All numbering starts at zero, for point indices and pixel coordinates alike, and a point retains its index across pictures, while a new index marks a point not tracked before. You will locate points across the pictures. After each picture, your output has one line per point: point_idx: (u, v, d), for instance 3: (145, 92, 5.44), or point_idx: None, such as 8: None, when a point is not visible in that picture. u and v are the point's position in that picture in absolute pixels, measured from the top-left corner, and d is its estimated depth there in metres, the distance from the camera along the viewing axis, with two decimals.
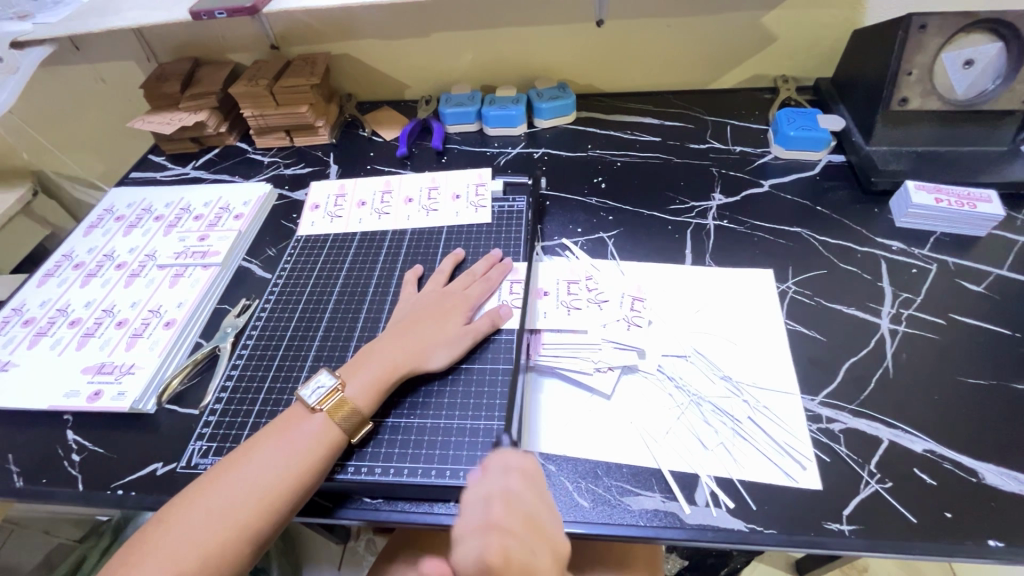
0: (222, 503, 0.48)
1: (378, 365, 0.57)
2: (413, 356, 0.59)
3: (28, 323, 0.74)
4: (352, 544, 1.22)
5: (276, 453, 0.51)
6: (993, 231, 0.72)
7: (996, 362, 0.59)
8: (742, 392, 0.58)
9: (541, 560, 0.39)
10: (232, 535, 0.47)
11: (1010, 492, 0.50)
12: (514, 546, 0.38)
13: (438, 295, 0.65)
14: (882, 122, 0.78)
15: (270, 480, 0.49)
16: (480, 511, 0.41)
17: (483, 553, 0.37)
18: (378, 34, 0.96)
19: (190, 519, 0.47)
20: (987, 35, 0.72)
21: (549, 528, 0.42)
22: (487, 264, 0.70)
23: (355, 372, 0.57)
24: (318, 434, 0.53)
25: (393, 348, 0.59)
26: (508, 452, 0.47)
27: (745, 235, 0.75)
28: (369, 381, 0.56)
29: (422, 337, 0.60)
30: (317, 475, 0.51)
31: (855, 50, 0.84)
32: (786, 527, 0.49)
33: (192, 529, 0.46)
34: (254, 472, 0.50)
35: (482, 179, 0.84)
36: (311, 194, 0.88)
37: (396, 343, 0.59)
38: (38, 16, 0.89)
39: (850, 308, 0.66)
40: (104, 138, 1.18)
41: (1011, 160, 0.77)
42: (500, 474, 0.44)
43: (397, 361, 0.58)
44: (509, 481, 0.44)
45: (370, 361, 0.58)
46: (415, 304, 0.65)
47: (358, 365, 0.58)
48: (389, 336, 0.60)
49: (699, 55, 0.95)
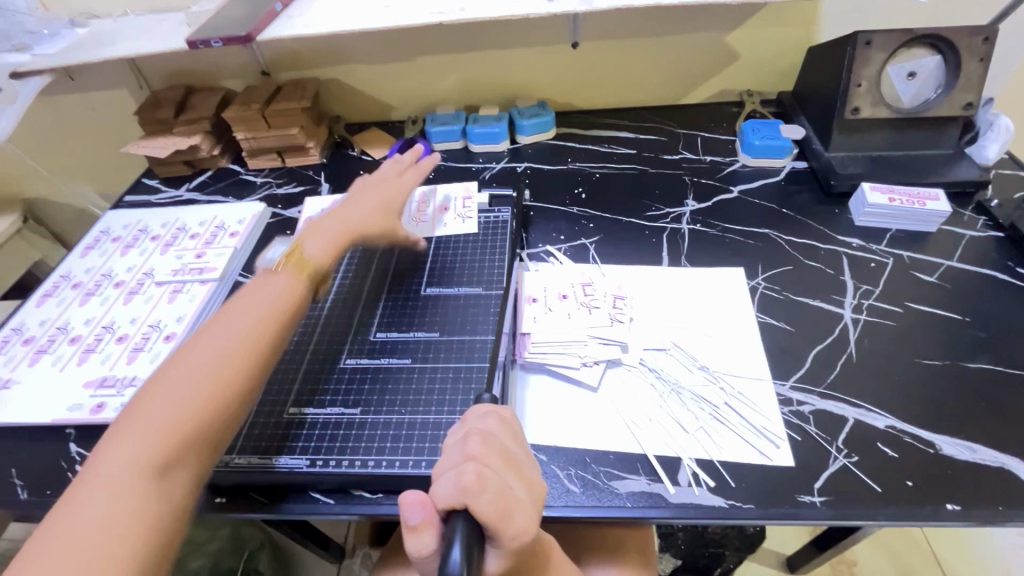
0: (178, 388, 0.48)
1: (335, 231, 0.68)
2: (368, 227, 0.71)
3: (28, 342, 0.75)
4: (348, 562, 1.20)
5: (216, 342, 0.52)
6: (943, 227, 0.78)
7: (948, 344, 0.64)
8: (718, 379, 0.63)
9: (515, 488, 0.40)
10: (206, 410, 0.48)
11: (964, 461, 0.54)
12: (488, 470, 0.39)
13: (378, 186, 0.77)
14: (839, 129, 0.84)
15: (216, 355, 0.51)
16: (460, 448, 0.42)
17: (458, 480, 0.38)
18: (366, 59, 1.01)
19: (147, 414, 0.46)
20: (925, 49, 0.79)
21: (526, 466, 0.43)
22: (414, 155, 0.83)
23: (313, 236, 0.66)
24: (265, 304, 0.57)
25: (348, 220, 0.70)
26: (486, 406, 0.49)
27: (717, 237, 0.81)
28: (326, 242, 0.66)
29: (374, 217, 0.72)
30: (274, 345, 0.55)
31: (811, 65, 0.91)
32: (762, 501, 0.53)
33: (155, 421, 0.46)
34: (211, 345, 0.52)
35: (468, 192, 0.88)
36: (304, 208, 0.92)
37: (346, 216, 0.70)
38: (35, 47, 0.92)
39: (816, 300, 0.71)
40: (96, 165, 1.20)
41: (956, 162, 0.84)
42: (477, 420, 0.47)
43: (350, 226, 0.69)
44: (486, 422, 0.46)
45: (322, 228, 0.68)
46: (362, 189, 0.76)
47: (315, 232, 0.67)
48: (343, 211, 0.71)
49: (670, 73, 1.02)
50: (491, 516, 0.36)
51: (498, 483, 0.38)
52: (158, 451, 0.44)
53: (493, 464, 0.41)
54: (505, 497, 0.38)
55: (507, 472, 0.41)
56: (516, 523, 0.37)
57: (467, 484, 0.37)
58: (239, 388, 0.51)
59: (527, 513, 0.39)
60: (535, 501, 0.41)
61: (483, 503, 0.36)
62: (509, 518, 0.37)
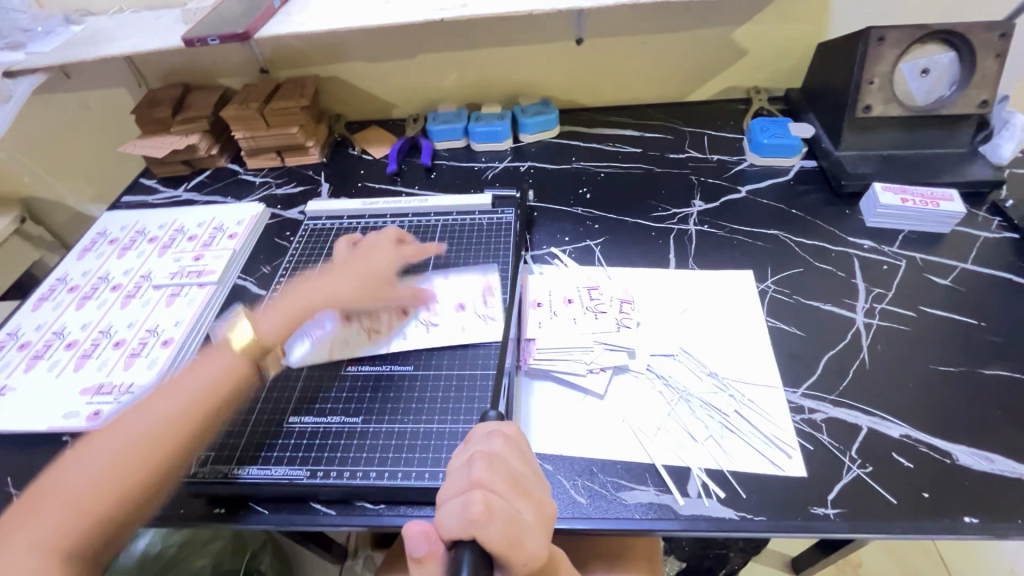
0: (102, 456, 0.50)
1: (292, 305, 0.66)
2: (326, 300, 0.66)
3: (24, 347, 0.74)
4: (350, 563, 1.20)
5: (139, 422, 0.53)
6: (957, 228, 0.77)
7: (964, 350, 0.63)
8: (728, 387, 0.61)
9: (524, 513, 0.39)
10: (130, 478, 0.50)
11: (982, 471, 0.53)
12: (495, 497, 0.38)
13: (362, 254, 0.72)
14: (849, 128, 0.82)
15: (136, 441, 0.52)
16: (464, 474, 0.41)
17: (465, 510, 0.37)
18: (365, 56, 0.99)
19: (68, 488, 0.49)
20: (940, 45, 0.77)
21: (534, 488, 0.42)
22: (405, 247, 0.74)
23: (268, 312, 0.65)
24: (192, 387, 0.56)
25: (308, 292, 0.67)
26: (492, 423, 0.48)
27: (725, 238, 0.79)
28: (281, 320, 0.64)
29: (336, 287, 0.67)
30: (201, 429, 0.55)
31: (820, 62, 0.89)
32: (774, 513, 0.51)
33: (68, 499, 0.48)
34: (139, 421, 0.53)
35: (489, 287, 0.72)
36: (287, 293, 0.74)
37: (320, 284, 0.68)
38: (30, 46, 0.90)
39: (827, 304, 0.69)
40: (92, 163, 1.18)
41: (970, 162, 0.82)
42: (483, 441, 0.45)
43: (312, 300, 0.66)
44: (491, 443, 0.45)
45: (286, 302, 0.66)
46: (345, 258, 0.72)
47: (275, 305, 0.66)
48: (308, 283, 0.68)
49: (675, 70, 1.00)
50: (501, 546, 0.36)
51: (506, 511, 0.38)
52: (69, 523, 0.47)
53: (500, 490, 0.40)
54: (513, 525, 0.37)
55: (515, 496, 0.40)
56: (527, 548, 0.37)
57: (474, 517, 0.36)
58: (155, 465, 0.51)
59: (537, 537, 0.38)
60: (545, 523, 0.40)
61: (491, 534, 0.36)
62: (518, 546, 0.36)
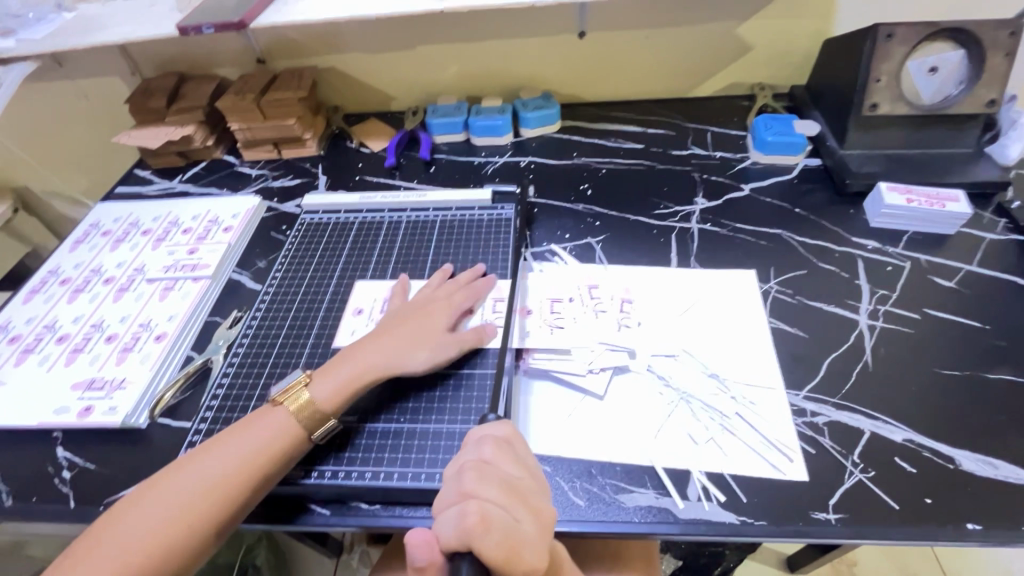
0: (159, 508, 0.48)
1: (349, 370, 0.58)
2: (392, 360, 0.59)
3: (15, 341, 0.73)
4: (345, 557, 1.19)
5: (201, 472, 0.51)
6: (962, 229, 0.76)
7: (968, 354, 0.62)
8: (729, 389, 0.60)
9: (522, 522, 0.39)
10: (178, 535, 0.48)
11: (986, 477, 0.52)
12: (491, 507, 0.38)
13: (423, 300, 0.66)
14: (855, 126, 0.81)
15: (188, 496, 0.49)
16: (456, 484, 0.41)
17: (460, 521, 0.36)
18: (364, 47, 0.98)
19: (129, 531, 0.47)
20: (949, 43, 0.76)
21: (531, 495, 0.42)
22: (472, 275, 0.71)
23: (324, 372, 0.59)
24: (262, 442, 0.53)
25: (370, 352, 0.60)
26: (483, 427, 0.48)
27: (728, 237, 0.78)
28: (336, 386, 0.57)
29: (401, 341, 0.61)
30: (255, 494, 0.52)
31: (827, 58, 0.87)
32: (775, 517, 0.51)
33: (122, 546, 0.46)
34: (204, 469, 0.51)
35: (559, 293, 0.71)
36: (355, 294, 0.73)
37: (373, 350, 0.60)
38: (20, 32, 0.88)
39: (830, 305, 0.68)
40: (86, 153, 1.16)
41: (976, 162, 0.80)
42: (475, 449, 0.45)
43: (367, 368, 0.59)
44: (482, 450, 0.44)
45: (340, 366, 0.59)
46: (406, 308, 0.66)
47: (331, 368, 0.59)
48: (369, 341, 0.61)
49: (679, 66, 0.98)
50: (499, 558, 0.35)
51: (503, 521, 0.37)
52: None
53: (496, 499, 0.39)
54: (511, 536, 0.37)
55: (511, 505, 0.39)
56: (525, 559, 0.36)
57: (469, 528, 0.36)
58: (204, 528, 0.49)
59: (536, 548, 0.38)
60: (545, 531, 0.40)
61: (488, 545, 0.35)
62: (517, 558, 0.36)
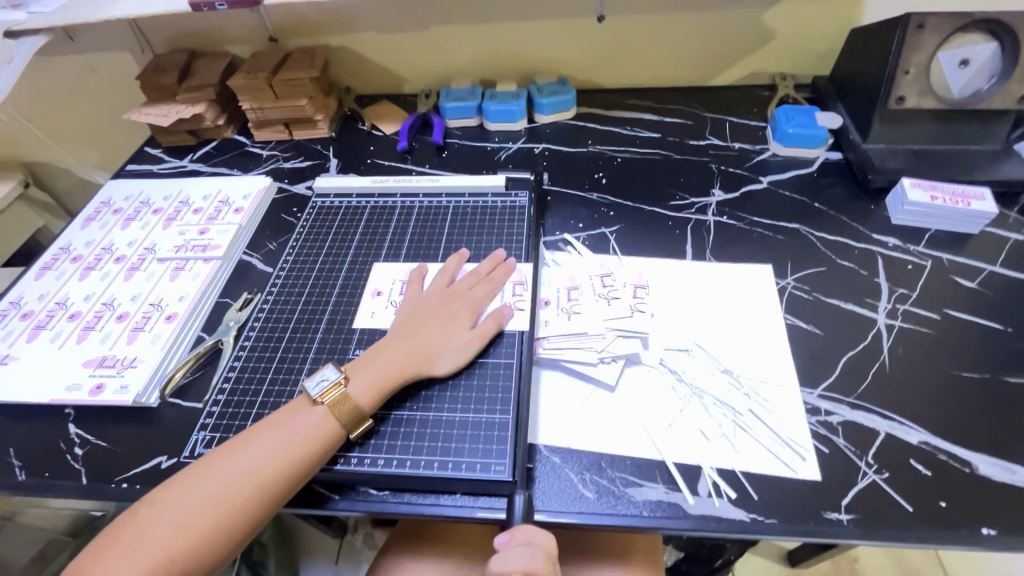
0: (199, 498, 0.49)
1: (384, 367, 0.58)
2: (419, 356, 0.59)
3: (27, 317, 0.73)
4: (349, 537, 1.21)
5: (243, 463, 0.51)
6: (985, 229, 0.74)
7: (988, 356, 0.61)
8: (743, 385, 0.60)
9: None
10: (217, 527, 0.48)
11: (1002, 482, 0.51)
12: None
13: (445, 294, 0.66)
14: (879, 120, 0.79)
15: (229, 488, 0.49)
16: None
17: None
18: (377, 27, 0.96)
19: (173, 518, 0.48)
20: (982, 35, 0.73)
21: None
22: (492, 264, 0.70)
23: (360, 369, 0.58)
24: (298, 439, 0.52)
25: (399, 351, 0.59)
26: (536, 531, 0.48)
27: (745, 231, 0.76)
28: (372, 383, 0.57)
29: (429, 338, 0.60)
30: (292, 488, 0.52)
31: (853, 48, 0.85)
32: (787, 516, 0.50)
33: (164, 533, 0.47)
34: (245, 461, 0.51)
35: (575, 282, 0.70)
36: (372, 275, 0.73)
37: (404, 346, 0.60)
38: (31, 5, 0.87)
39: (847, 302, 0.67)
40: (97, 129, 1.16)
41: (1004, 159, 0.78)
42: (524, 556, 0.46)
43: (400, 365, 0.58)
44: (533, 561, 0.46)
45: (375, 363, 0.58)
46: (433, 303, 0.65)
47: (365, 364, 0.58)
48: (396, 337, 0.61)
49: (699, 53, 0.96)
50: None
51: None
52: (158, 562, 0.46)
53: None
54: None
55: None
56: None
57: None
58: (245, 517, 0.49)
59: None
60: None
61: None
62: None
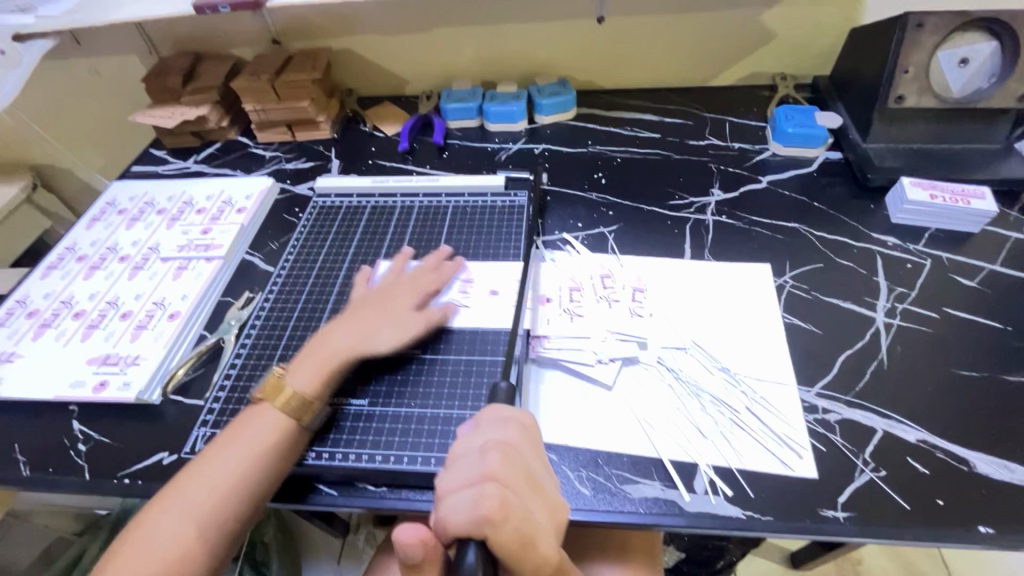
0: (186, 506, 0.49)
1: (323, 353, 0.58)
2: (360, 340, 0.60)
3: (32, 315, 0.74)
4: (351, 538, 1.20)
5: (224, 467, 0.51)
6: (986, 228, 0.74)
7: (987, 355, 0.61)
8: (740, 383, 0.60)
9: (537, 512, 0.41)
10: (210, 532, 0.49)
11: (1001, 481, 0.51)
12: (512, 495, 0.40)
13: (389, 282, 0.67)
14: (879, 119, 0.79)
15: (214, 493, 0.50)
16: (477, 464, 0.42)
17: (477, 505, 0.38)
18: (379, 29, 0.97)
19: (162, 530, 0.48)
20: (982, 34, 0.73)
21: (547, 486, 0.44)
22: (437, 257, 0.71)
23: (302, 361, 0.58)
24: (273, 435, 0.53)
25: (339, 337, 0.60)
26: (503, 407, 0.49)
27: (744, 230, 0.76)
28: (313, 369, 0.57)
29: (370, 322, 0.61)
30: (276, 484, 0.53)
31: (853, 48, 0.85)
32: (784, 513, 0.50)
33: (156, 546, 0.47)
34: (225, 464, 0.51)
35: (575, 282, 0.71)
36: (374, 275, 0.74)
37: (344, 331, 0.60)
38: (39, 9, 0.88)
39: (845, 301, 0.67)
40: (103, 131, 1.17)
41: (1006, 158, 0.78)
42: (498, 428, 0.46)
43: (339, 351, 0.59)
44: (506, 432, 0.46)
45: (314, 352, 0.59)
46: (380, 292, 0.66)
47: (304, 356, 0.59)
48: (335, 324, 0.62)
49: (699, 54, 0.96)
50: (513, 545, 0.37)
51: (521, 511, 0.39)
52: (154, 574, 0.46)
53: (517, 487, 0.41)
54: (528, 526, 0.39)
55: (530, 494, 0.41)
56: (541, 550, 0.39)
57: (488, 514, 0.37)
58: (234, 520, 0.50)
59: (549, 538, 0.40)
60: (557, 525, 0.42)
61: (503, 532, 0.37)
62: (534, 546, 0.38)
